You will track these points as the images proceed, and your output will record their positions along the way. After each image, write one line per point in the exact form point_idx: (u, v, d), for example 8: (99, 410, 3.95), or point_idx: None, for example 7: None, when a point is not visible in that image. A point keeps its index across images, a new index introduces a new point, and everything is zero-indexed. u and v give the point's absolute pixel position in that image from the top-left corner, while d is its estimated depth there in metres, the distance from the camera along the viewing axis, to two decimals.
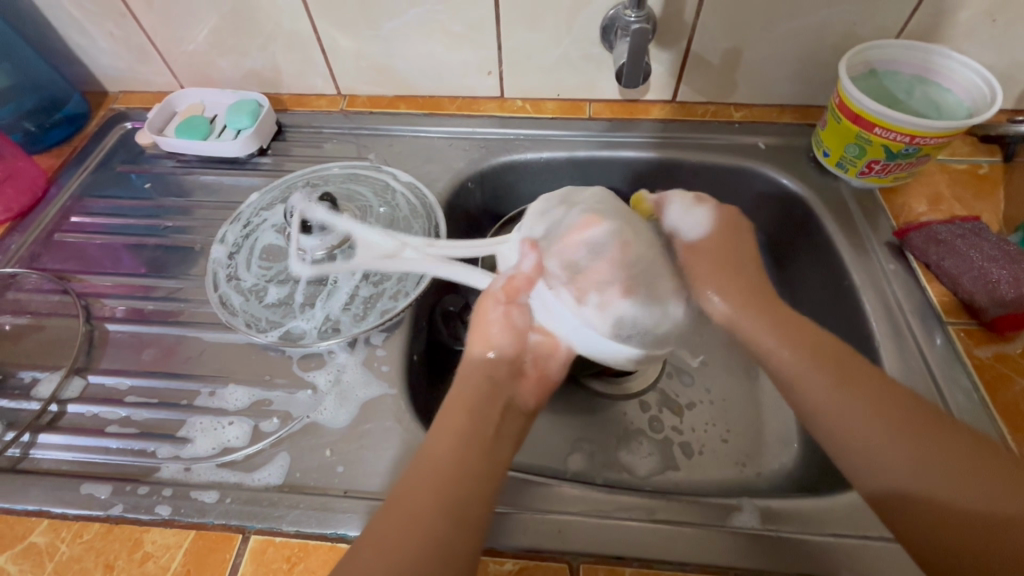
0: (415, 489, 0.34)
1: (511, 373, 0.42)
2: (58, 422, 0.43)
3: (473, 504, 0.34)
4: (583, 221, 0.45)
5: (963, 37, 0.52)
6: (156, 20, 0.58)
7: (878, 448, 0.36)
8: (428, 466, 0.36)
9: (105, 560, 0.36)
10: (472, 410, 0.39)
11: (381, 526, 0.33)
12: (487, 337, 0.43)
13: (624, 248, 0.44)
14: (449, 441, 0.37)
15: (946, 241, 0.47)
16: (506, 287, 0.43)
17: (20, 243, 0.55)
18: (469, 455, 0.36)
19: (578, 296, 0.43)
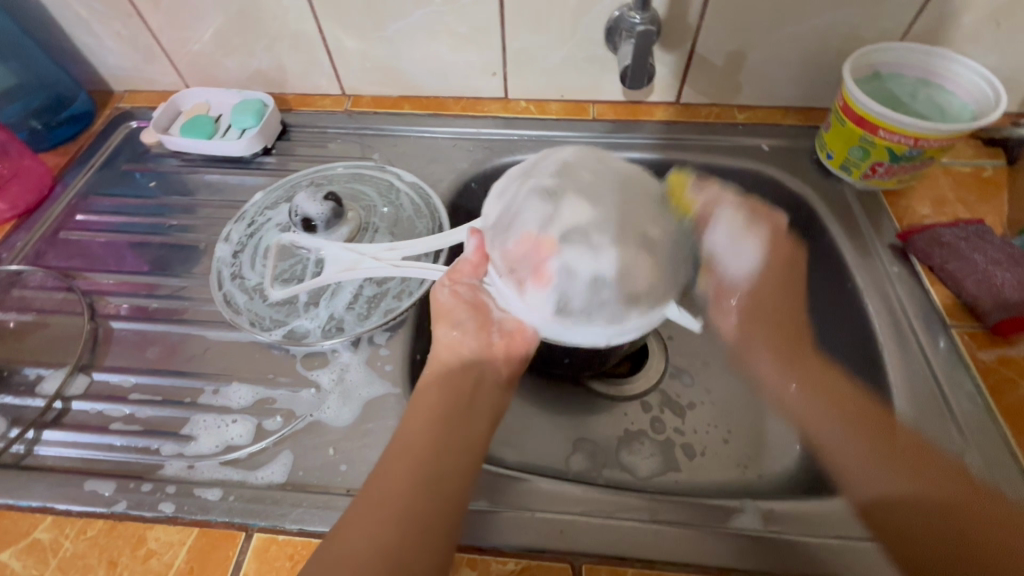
0: (385, 484, 0.34)
1: (480, 346, 0.42)
2: (62, 419, 0.44)
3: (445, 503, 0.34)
4: (525, 199, 0.42)
5: (967, 40, 0.52)
6: (162, 20, 0.59)
7: (868, 462, 0.39)
8: (403, 451, 0.36)
9: (108, 557, 0.36)
10: (445, 402, 0.39)
11: (358, 515, 0.33)
12: (444, 318, 0.43)
13: (570, 216, 0.41)
14: (423, 423, 0.38)
15: (950, 244, 0.47)
16: (453, 271, 0.44)
17: (25, 241, 0.55)
18: (445, 437, 0.37)
19: (520, 281, 0.40)
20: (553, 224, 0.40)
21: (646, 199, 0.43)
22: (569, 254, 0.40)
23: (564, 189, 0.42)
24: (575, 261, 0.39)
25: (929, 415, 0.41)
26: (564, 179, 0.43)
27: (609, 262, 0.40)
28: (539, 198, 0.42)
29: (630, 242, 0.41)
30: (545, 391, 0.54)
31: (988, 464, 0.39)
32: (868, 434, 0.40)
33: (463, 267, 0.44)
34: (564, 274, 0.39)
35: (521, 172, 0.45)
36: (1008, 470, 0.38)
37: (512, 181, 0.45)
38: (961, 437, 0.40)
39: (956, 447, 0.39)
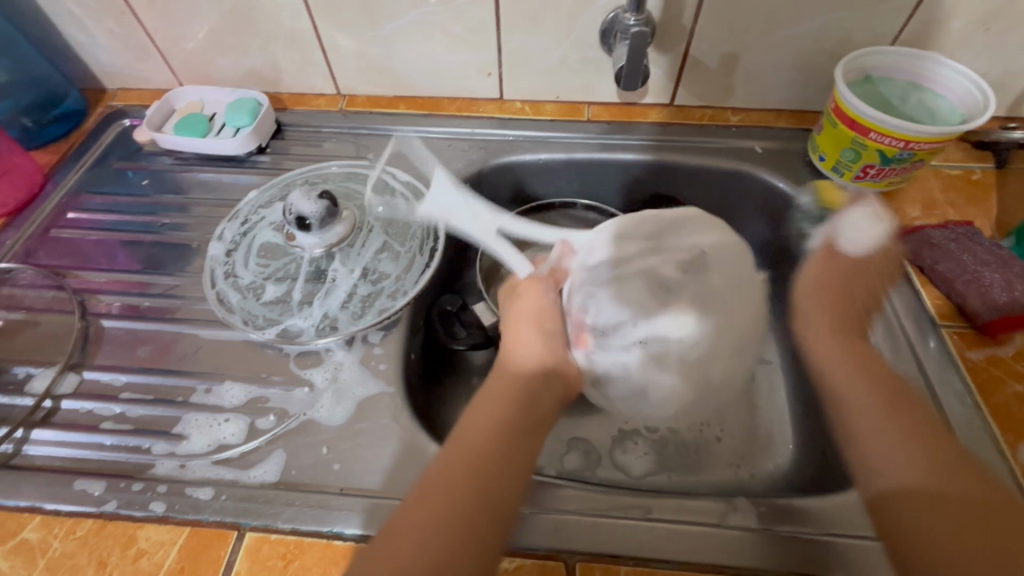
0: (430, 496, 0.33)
1: (555, 354, 0.43)
2: (51, 418, 0.43)
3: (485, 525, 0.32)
4: (637, 274, 0.46)
5: (955, 45, 0.53)
6: (156, 17, 0.58)
7: (896, 441, 0.36)
8: (461, 458, 0.35)
9: (98, 556, 0.36)
10: (504, 414, 0.38)
11: (409, 522, 0.32)
12: (527, 308, 0.45)
13: (660, 319, 0.45)
14: (482, 428, 0.37)
15: (940, 245, 0.48)
16: (552, 274, 0.48)
17: (15, 239, 0.55)
18: (501, 447, 0.36)
19: (578, 329, 0.45)
20: (641, 317, 0.45)
21: (737, 303, 0.46)
22: (626, 347, 0.44)
23: (669, 287, 0.46)
24: (622, 359, 0.44)
25: None
26: (678, 274, 0.46)
27: (654, 376, 0.44)
28: (645, 282, 0.46)
29: (683, 371, 0.44)
30: None
31: None
32: (894, 412, 0.38)
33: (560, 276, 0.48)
34: (619, 364, 0.44)
35: (650, 236, 0.48)
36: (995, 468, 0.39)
37: (635, 236, 0.47)
38: None
39: None
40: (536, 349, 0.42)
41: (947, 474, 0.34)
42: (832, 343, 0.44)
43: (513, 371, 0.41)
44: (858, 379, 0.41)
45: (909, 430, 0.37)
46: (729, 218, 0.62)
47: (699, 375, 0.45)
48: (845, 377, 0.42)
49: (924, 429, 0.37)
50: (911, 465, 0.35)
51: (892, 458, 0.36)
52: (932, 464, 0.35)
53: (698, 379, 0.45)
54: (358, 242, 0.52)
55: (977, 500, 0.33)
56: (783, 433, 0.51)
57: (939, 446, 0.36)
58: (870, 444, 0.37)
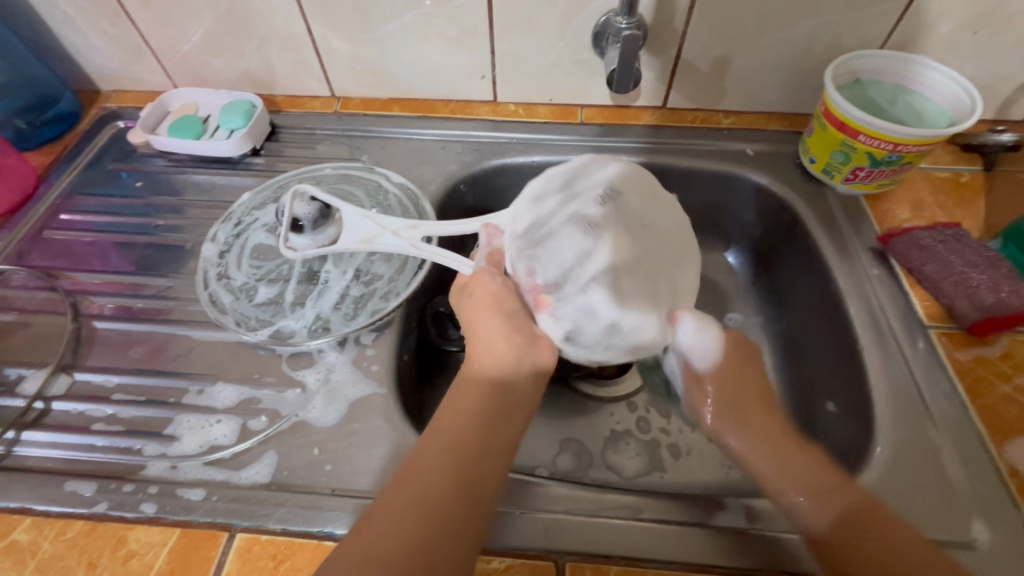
0: (400, 497, 0.32)
1: (517, 344, 0.40)
2: (43, 419, 0.43)
3: (456, 531, 0.31)
4: (564, 223, 0.41)
5: (944, 48, 0.54)
6: (151, 20, 0.59)
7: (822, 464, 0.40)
8: (442, 444, 0.35)
9: (88, 557, 0.36)
10: (484, 401, 0.37)
11: (388, 507, 0.32)
12: (479, 305, 0.41)
13: (603, 251, 0.40)
14: (463, 415, 0.37)
15: (928, 247, 0.48)
16: (490, 258, 0.44)
17: (8, 240, 0.55)
18: (485, 433, 0.36)
19: (540, 303, 0.40)
20: (569, 261, 0.40)
21: (665, 233, 0.44)
22: (578, 289, 0.40)
23: (588, 227, 0.41)
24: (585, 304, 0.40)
25: (907, 415, 0.42)
26: (584, 214, 0.42)
27: (618, 309, 0.40)
28: (563, 229, 0.41)
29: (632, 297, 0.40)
30: None
31: (965, 465, 0.39)
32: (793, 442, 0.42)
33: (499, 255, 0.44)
34: (580, 303, 0.40)
35: (561, 185, 0.43)
36: (982, 468, 0.39)
37: (548, 191, 0.43)
38: (939, 438, 0.40)
39: (935, 446, 0.40)
40: (498, 352, 0.39)
41: (868, 521, 0.36)
42: (750, 405, 0.45)
43: (477, 372, 0.39)
44: (782, 438, 0.43)
45: (835, 476, 0.39)
46: (722, 219, 0.62)
47: (643, 293, 0.41)
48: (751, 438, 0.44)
49: (835, 478, 0.39)
50: (835, 510, 0.37)
51: (807, 504, 0.38)
52: (848, 484, 0.38)
53: (656, 313, 0.42)
54: None
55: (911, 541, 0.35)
56: None
57: (847, 491, 0.38)
58: (796, 494, 0.39)
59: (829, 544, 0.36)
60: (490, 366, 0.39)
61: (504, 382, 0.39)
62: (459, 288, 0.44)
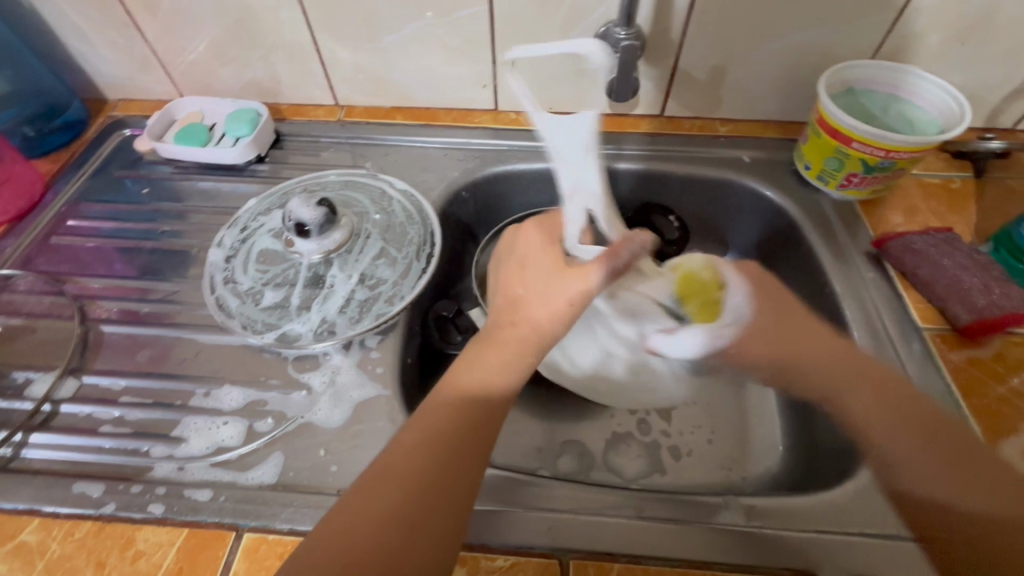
0: (382, 478, 0.33)
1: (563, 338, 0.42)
2: (51, 422, 0.44)
3: (410, 527, 0.31)
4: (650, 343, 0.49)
5: (933, 58, 0.55)
6: (159, 30, 0.60)
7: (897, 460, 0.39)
8: (415, 439, 0.35)
9: (97, 558, 0.36)
10: (461, 408, 0.37)
11: (354, 495, 0.32)
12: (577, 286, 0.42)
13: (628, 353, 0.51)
14: (440, 415, 0.36)
15: (921, 250, 0.49)
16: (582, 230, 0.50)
17: (14, 246, 0.55)
18: (455, 435, 0.35)
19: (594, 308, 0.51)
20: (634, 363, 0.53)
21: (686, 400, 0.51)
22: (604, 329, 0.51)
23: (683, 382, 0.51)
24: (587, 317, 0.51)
25: None
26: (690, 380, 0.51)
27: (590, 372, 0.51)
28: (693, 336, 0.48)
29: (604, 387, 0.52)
30: (535, 395, 0.55)
31: None
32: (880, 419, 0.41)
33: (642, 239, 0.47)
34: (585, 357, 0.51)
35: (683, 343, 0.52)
36: None
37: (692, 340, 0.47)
38: None
39: None
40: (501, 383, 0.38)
41: (982, 478, 0.37)
42: (816, 360, 0.44)
43: (468, 381, 0.38)
44: (844, 383, 0.43)
45: (922, 432, 0.40)
46: (720, 225, 0.63)
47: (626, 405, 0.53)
48: (851, 409, 0.42)
49: (925, 429, 0.40)
50: (919, 468, 0.38)
51: (902, 455, 0.39)
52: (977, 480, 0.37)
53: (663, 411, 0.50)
54: (356, 248, 0.53)
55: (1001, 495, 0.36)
56: (774, 435, 0.52)
57: (939, 438, 0.39)
58: (901, 452, 0.39)
59: (947, 511, 0.36)
60: (485, 380, 0.38)
61: (499, 395, 0.38)
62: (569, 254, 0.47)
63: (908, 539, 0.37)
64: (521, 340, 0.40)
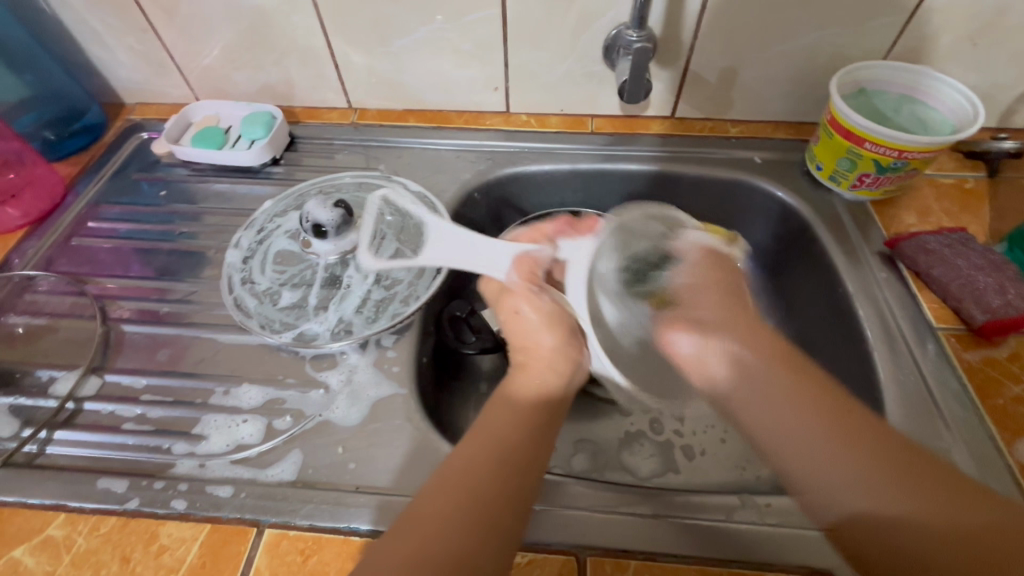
0: (420, 520, 0.32)
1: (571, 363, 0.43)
2: (74, 419, 0.44)
3: (497, 530, 0.32)
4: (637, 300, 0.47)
5: (945, 59, 0.55)
6: (176, 35, 0.61)
7: (826, 471, 0.36)
8: (483, 444, 0.36)
9: (122, 552, 0.37)
10: (524, 412, 0.39)
11: (430, 503, 0.33)
12: (526, 331, 0.44)
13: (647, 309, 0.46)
14: (504, 420, 0.38)
15: (935, 251, 0.49)
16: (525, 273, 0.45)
17: (37, 247, 0.56)
18: (524, 439, 0.37)
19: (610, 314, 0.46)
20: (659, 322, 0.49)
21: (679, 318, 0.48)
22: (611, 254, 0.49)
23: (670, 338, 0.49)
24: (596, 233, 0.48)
25: (920, 413, 0.43)
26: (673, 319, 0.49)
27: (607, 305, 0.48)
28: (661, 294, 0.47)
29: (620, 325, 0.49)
30: None
31: (976, 462, 0.40)
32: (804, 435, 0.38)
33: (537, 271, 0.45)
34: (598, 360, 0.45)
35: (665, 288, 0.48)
36: (995, 468, 0.40)
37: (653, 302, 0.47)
38: (949, 435, 0.41)
39: (945, 444, 0.41)
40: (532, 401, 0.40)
41: (907, 482, 0.34)
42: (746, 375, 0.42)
43: (525, 391, 0.41)
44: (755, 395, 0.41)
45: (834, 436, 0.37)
46: (731, 226, 0.63)
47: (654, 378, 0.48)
48: (777, 427, 0.39)
49: (837, 432, 0.37)
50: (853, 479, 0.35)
51: (825, 468, 0.36)
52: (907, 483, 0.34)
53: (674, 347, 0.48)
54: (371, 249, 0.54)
55: (947, 497, 0.33)
56: None
57: (856, 440, 0.36)
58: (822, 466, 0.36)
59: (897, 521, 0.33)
60: (535, 388, 0.41)
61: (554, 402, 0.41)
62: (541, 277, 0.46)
63: None
64: (545, 382, 0.41)
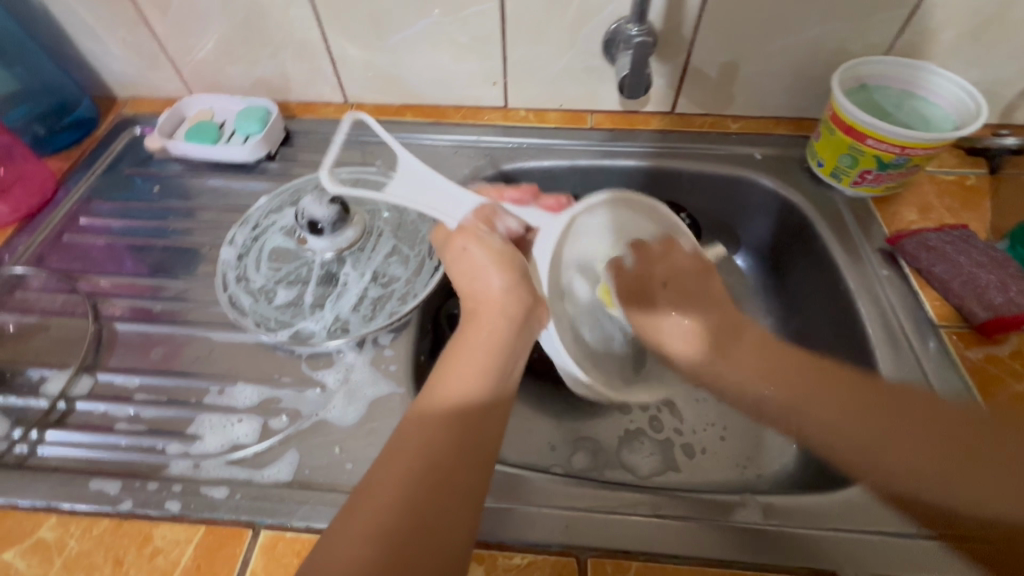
0: (374, 491, 0.32)
1: (524, 302, 0.41)
2: (66, 420, 0.44)
3: (457, 491, 0.32)
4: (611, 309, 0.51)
5: (948, 54, 0.55)
6: (168, 28, 0.60)
7: (814, 415, 0.43)
8: (436, 405, 0.35)
9: (115, 555, 0.36)
10: (484, 360, 0.38)
11: (386, 467, 0.33)
12: (477, 271, 0.42)
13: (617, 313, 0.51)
14: (458, 373, 0.37)
15: (937, 248, 0.49)
16: (480, 217, 0.44)
17: (27, 244, 0.55)
18: (481, 393, 0.36)
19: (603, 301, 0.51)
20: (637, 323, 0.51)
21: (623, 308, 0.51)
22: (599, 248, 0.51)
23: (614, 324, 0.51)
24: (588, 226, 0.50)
25: None
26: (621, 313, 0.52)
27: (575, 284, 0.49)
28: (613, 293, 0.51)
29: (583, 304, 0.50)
30: (547, 393, 0.55)
31: None
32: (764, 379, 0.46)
33: (496, 218, 0.45)
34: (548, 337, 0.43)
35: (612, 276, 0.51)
36: None
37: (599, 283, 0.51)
38: None
39: None
40: (485, 359, 0.38)
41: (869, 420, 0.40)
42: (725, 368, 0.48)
43: (484, 329, 0.39)
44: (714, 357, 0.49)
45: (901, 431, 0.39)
46: (731, 223, 0.63)
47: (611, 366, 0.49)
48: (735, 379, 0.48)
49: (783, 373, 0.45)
50: (904, 458, 0.38)
51: (859, 453, 0.40)
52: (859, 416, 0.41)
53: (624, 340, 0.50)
54: (368, 246, 0.53)
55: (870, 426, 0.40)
56: None
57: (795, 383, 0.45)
58: (829, 444, 0.42)
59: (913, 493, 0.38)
60: (497, 333, 0.39)
61: (513, 342, 0.39)
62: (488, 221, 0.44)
63: (929, 538, 0.37)
64: (497, 331, 0.39)
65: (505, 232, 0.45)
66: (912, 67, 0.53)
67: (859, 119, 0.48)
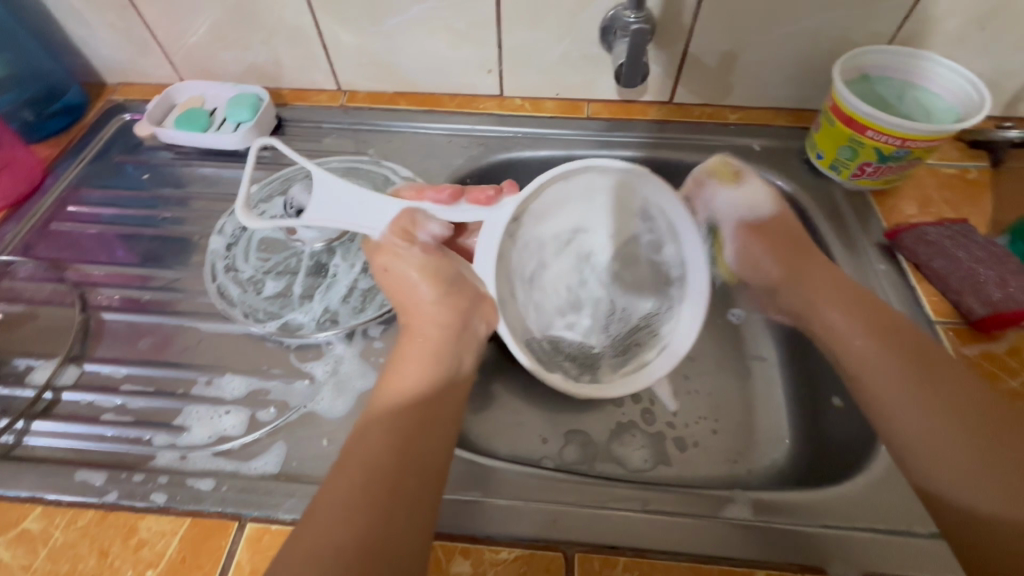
0: (319, 515, 0.32)
1: (463, 306, 0.42)
2: (53, 409, 0.43)
3: (404, 503, 0.32)
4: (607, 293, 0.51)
5: (951, 44, 0.53)
6: (157, 13, 0.58)
7: (927, 429, 0.38)
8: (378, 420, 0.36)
9: (99, 546, 0.36)
10: (424, 371, 0.39)
11: (333, 487, 0.33)
12: (406, 287, 0.43)
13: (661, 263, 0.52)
14: (401, 382, 0.38)
15: (935, 242, 0.48)
16: (397, 229, 0.43)
17: (14, 232, 0.55)
18: (426, 403, 0.37)
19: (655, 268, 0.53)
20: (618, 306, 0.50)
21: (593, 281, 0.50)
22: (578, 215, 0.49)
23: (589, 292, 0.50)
24: (560, 193, 0.47)
25: None
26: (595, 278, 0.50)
27: (547, 265, 0.49)
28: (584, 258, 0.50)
29: (556, 287, 0.50)
30: (540, 386, 0.54)
31: None
32: (911, 378, 0.41)
33: (416, 227, 0.43)
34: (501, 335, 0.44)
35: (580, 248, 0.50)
36: None
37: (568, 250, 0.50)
38: None
39: None
40: (420, 372, 0.39)
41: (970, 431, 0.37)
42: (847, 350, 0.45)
43: (423, 334, 0.41)
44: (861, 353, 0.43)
45: (982, 429, 0.37)
46: None
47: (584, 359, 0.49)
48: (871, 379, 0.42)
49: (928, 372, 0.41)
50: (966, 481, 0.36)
51: (939, 474, 0.37)
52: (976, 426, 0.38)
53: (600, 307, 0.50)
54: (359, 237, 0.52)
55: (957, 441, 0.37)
56: (781, 427, 0.52)
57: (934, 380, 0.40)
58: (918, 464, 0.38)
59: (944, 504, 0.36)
60: (435, 338, 0.41)
61: (450, 347, 0.41)
62: (408, 230, 0.43)
63: (921, 535, 0.37)
64: (434, 338, 0.41)
65: (428, 239, 0.44)
66: (911, 56, 0.52)
67: (864, 110, 0.47)
